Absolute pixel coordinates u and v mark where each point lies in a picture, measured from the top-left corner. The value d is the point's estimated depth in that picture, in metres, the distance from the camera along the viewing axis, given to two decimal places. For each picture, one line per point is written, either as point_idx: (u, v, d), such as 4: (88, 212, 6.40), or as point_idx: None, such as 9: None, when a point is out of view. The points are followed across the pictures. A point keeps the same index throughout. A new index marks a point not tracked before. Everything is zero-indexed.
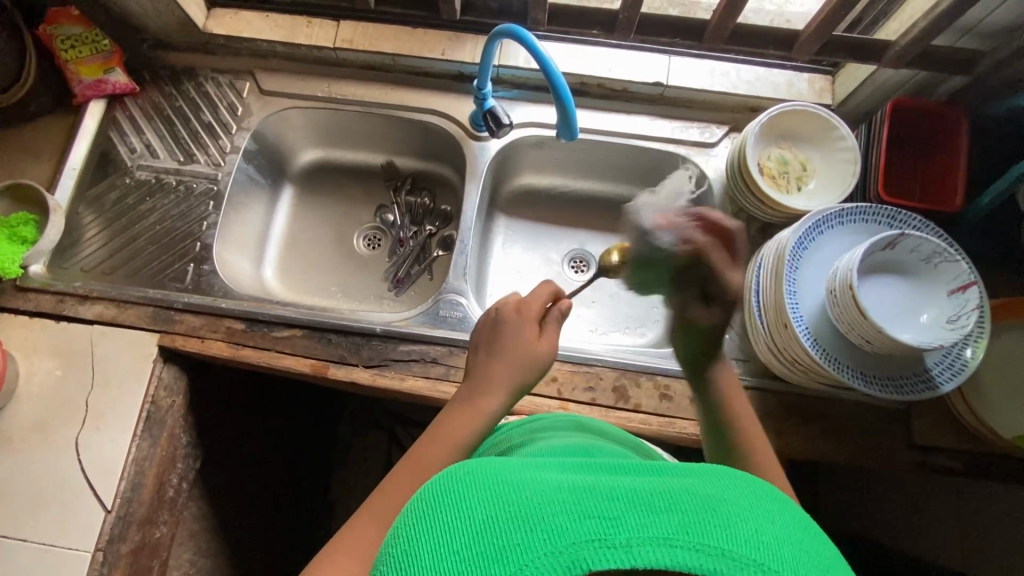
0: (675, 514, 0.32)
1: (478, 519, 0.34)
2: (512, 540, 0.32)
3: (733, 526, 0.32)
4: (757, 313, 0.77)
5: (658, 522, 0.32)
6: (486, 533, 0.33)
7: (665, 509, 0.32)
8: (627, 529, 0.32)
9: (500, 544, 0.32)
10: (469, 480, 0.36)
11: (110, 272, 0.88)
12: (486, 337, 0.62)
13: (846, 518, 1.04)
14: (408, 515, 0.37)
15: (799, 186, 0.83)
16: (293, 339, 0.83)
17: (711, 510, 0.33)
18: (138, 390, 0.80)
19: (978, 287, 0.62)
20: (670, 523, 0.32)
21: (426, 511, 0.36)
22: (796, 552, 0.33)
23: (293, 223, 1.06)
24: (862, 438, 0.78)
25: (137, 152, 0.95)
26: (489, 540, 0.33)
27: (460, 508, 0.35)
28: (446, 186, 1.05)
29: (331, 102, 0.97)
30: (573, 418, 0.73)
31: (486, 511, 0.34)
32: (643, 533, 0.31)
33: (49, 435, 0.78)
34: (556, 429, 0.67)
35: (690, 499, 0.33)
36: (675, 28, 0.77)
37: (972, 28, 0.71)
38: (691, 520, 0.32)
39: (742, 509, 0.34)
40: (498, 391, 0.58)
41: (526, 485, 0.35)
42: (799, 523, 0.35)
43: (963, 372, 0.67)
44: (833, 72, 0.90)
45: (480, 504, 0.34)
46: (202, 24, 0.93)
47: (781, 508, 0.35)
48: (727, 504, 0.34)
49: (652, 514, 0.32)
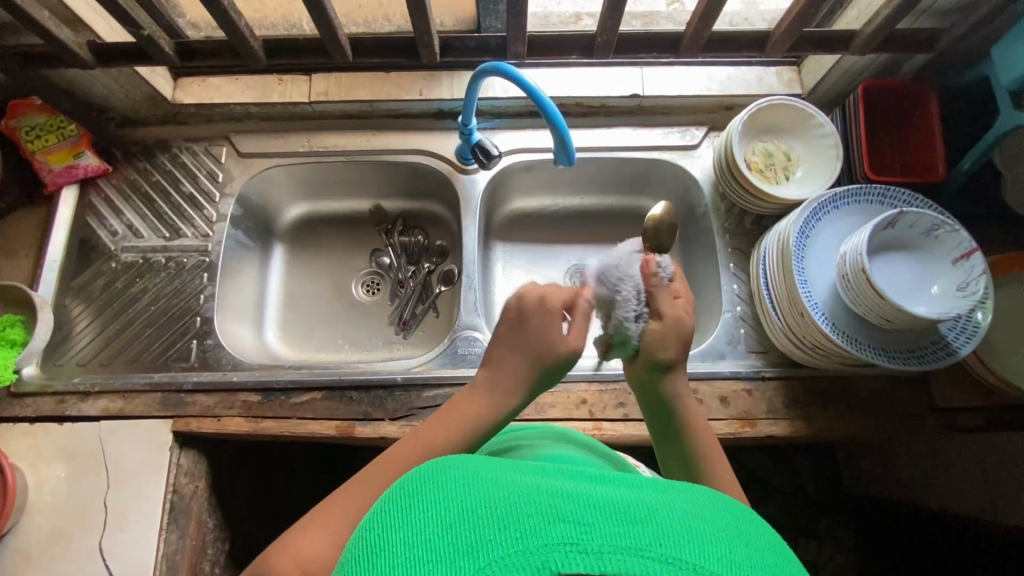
0: (650, 526, 0.32)
1: (455, 510, 0.33)
2: (486, 536, 0.31)
3: (706, 541, 0.32)
4: (771, 307, 0.78)
5: (632, 532, 0.31)
6: (460, 527, 0.32)
7: (641, 519, 0.32)
8: (600, 536, 0.31)
9: (472, 540, 0.31)
10: (452, 476, 0.36)
11: (108, 362, 0.85)
12: (512, 327, 0.58)
13: (879, 487, 1.06)
14: (385, 502, 0.36)
15: (786, 176, 0.86)
16: (313, 403, 0.81)
17: (685, 526, 0.32)
18: (158, 481, 0.77)
19: (980, 253, 0.65)
20: (644, 535, 0.31)
21: (404, 501, 0.35)
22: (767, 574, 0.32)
23: (288, 282, 1.03)
24: (888, 411, 0.80)
25: (119, 234, 0.92)
26: (462, 535, 0.31)
27: (438, 501, 0.34)
28: (439, 222, 1.05)
29: (313, 155, 0.96)
30: (561, 431, 0.72)
31: (462, 504, 0.33)
32: (615, 542, 0.30)
33: (69, 546, 0.74)
34: (544, 439, 0.66)
35: (669, 514, 0.33)
36: (649, 43, 0.79)
37: (928, 9, 0.74)
38: (665, 533, 0.31)
39: (716, 526, 0.33)
40: (515, 389, 0.56)
41: (504, 485, 0.34)
42: (767, 544, 0.35)
43: (977, 334, 0.69)
44: (798, 63, 0.94)
45: (458, 499, 0.34)
46: (171, 96, 0.91)
47: (755, 531, 0.35)
48: (701, 522, 0.33)
49: (626, 524, 0.31)
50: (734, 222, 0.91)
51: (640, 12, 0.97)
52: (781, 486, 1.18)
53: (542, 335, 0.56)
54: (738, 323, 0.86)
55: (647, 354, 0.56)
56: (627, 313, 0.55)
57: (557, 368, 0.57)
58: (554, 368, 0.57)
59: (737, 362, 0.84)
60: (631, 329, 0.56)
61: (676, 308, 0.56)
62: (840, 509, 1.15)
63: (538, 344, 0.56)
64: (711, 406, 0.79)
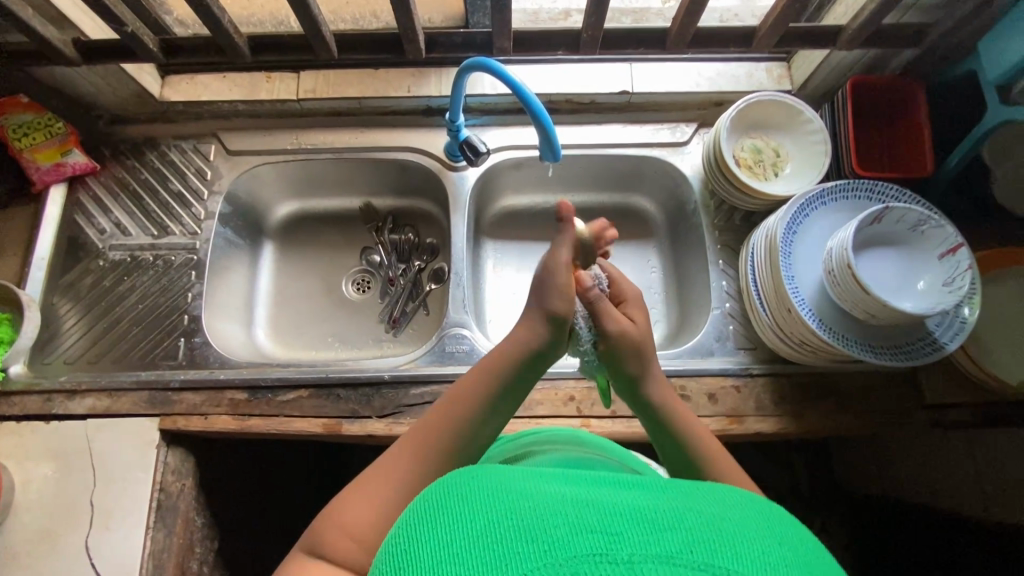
0: (679, 533, 0.31)
1: (480, 524, 0.33)
2: (515, 549, 0.31)
3: (736, 545, 0.31)
4: (759, 302, 0.78)
5: (661, 539, 0.31)
6: (487, 540, 0.32)
7: (669, 527, 0.32)
8: (629, 545, 0.30)
9: (500, 553, 0.31)
10: (475, 489, 0.36)
11: (95, 360, 0.85)
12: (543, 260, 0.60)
13: (872, 484, 1.06)
14: (409, 518, 0.36)
15: (775, 172, 0.86)
16: (301, 400, 0.81)
17: (715, 532, 0.32)
18: (144, 480, 0.77)
19: (966, 248, 0.65)
20: (674, 542, 0.31)
21: (428, 516, 0.35)
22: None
23: (278, 280, 1.03)
24: (877, 407, 0.80)
25: (107, 232, 0.92)
26: (491, 548, 0.31)
27: (464, 515, 0.34)
28: (429, 220, 1.05)
29: (302, 153, 0.96)
30: (571, 432, 0.72)
31: (488, 517, 0.33)
32: (645, 551, 0.30)
33: (56, 544, 0.74)
34: (553, 442, 0.66)
35: (697, 521, 0.32)
36: (637, 39, 0.78)
37: (915, 4, 0.74)
38: (695, 539, 0.31)
39: (747, 531, 0.33)
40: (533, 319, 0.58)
41: (529, 497, 0.35)
42: (802, 545, 0.34)
43: (964, 330, 0.68)
44: (787, 59, 0.93)
45: (483, 512, 0.34)
46: (159, 93, 0.91)
47: (789, 532, 0.34)
48: (732, 527, 0.33)
49: (655, 532, 0.31)
50: (723, 219, 0.91)
51: (630, 8, 0.96)
52: (775, 483, 1.17)
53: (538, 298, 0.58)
54: (727, 320, 0.86)
55: (610, 370, 0.61)
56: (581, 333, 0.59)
57: (535, 362, 0.58)
58: (535, 359, 0.58)
59: (726, 359, 0.83)
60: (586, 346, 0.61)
61: (610, 315, 0.58)
62: (833, 507, 1.14)
63: (524, 332, 0.58)
64: (699, 402, 0.79)
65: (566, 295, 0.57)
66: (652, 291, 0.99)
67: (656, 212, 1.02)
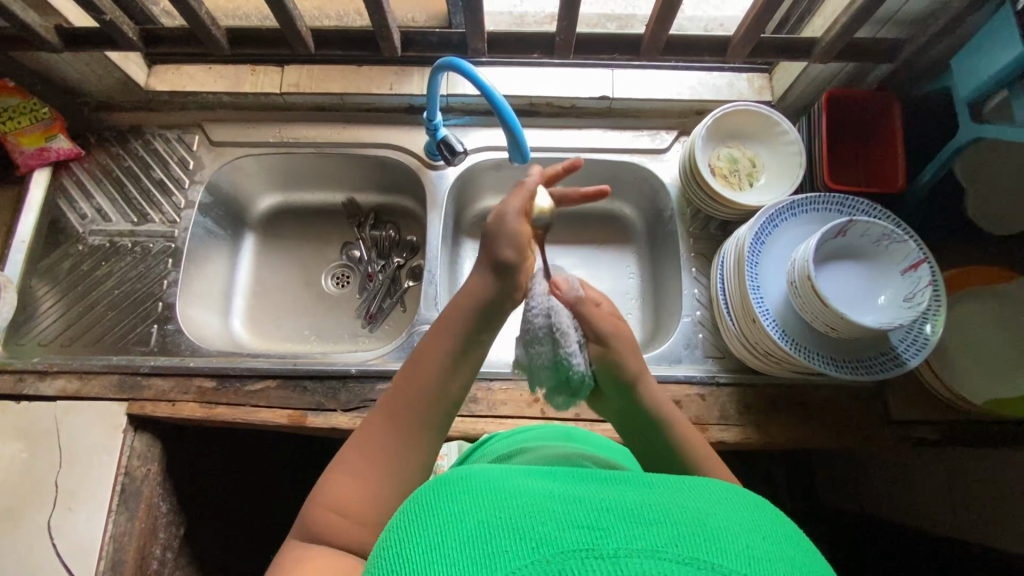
0: (665, 529, 0.33)
1: (470, 524, 0.34)
2: (503, 547, 0.33)
3: (721, 539, 0.32)
4: (727, 313, 0.78)
5: (646, 534, 0.32)
6: (477, 539, 0.34)
7: (654, 522, 0.33)
8: (615, 540, 0.32)
9: (489, 551, 0.33)
10: (465, 489, 0.38)
11: (69, 343, 0.86)
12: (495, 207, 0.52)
13: (845, 499, 1.05)
14: (401, 520, 0.38)
15: (750, 182, 0.86)
16: (267, 390, 0.81)
17: (701, 526, 0.33)
18: (109, 463, 0.77)
19: (927, 264, 0.65)
20: (658, 536, 0.32)
21: (419, 516, 0.37)
22: (787, 568, 0.32)
23: (257, 272, 1.04)
24: (844, 421, 0.79)
25: (88, 218, 0.93)
26: (480, 547, 0.33)
27: (454, 514, 0.36)
28: (410, 217, 1.05)
29: (284, 146, 0.97)
30: (565, 428, 0.72)
31: (478, 517, 0.35)
32: (630, 545, 0.31)
33: (16, 524, 0.74)
34: (542, 439, 0.66)
35: (683, 515, 0.34)
36: (613, 45, 0.79)
37: (891, 18, 0.74)
38: (680, 533, 0.32)
39: (731, 525, 0.34)
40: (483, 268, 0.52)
41: (516, 496, 0.36)
42: (790, 539, 0.35)
43: (927, 346, 0.68)
44: (770, 70, 0.94)
45: (473, 512, 0.35)
46: (144, 83, 0.93)
47: (775, 527, 0.36)
48: (715, 520, 0.34)
49: (640, 527, 0.33)
50: (699, 227, 0.91)
51: (616, 15, 0.97)
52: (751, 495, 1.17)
53: (486, 248, 0.51)
54: (697, 328, 0.86)
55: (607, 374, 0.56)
56: (570, 346, 0.52)
57: (485, 322, 0.53)
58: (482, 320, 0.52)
59: (693, 366, 0.83)
60: (580, 366, 0.53)
61: (603, 317, 0.55)
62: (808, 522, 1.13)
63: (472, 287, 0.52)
64: None
65: (520, 246, 0.50)
66: (627, 298, 1.00)
67: (636, 218, 1.02)
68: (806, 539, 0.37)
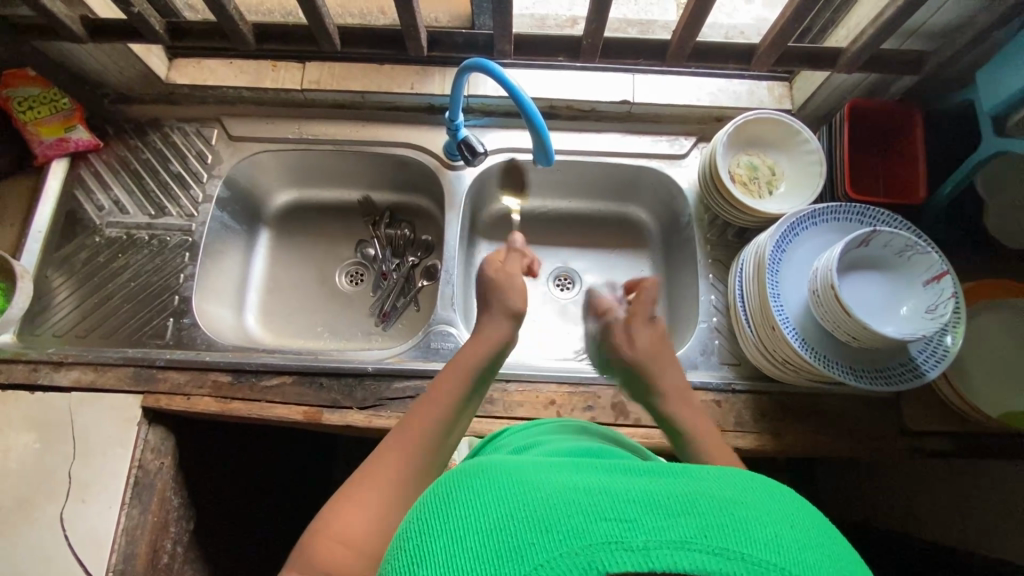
0: (695, 518, 0.33)
1: (493, 519, 0.34)
2: (529, 541, 0.33)
3: (751, 529, 0.33)
4: (745, 319, 0.79)
5: (676, 525, 0.33)
6: (502, 532, 0.34)
7: (683, 512, 0.33)
8: (644, 532, 0.32)
9: (513, 545, 0.33)
10: (487, 481, 0.37)
11: (85, 334, 0.86)
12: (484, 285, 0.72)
13: (853, 508, 1.05)
14: (421, 513, 0.37)
15: (769, 190, 0.86)
16: (283, 386, 0.81)
17: (732, 516, 0.34)
18: (123, 456, 0.77)
19: (950, 276, 0.65)
20: (688, 527, 0.33)
21: (440, 509, 0.36)
22: (817, 558, 0.33)
23: (271, 267, 1.04)
24: (859, 431, 0.79)
25: (105, 209, 0.93)
26: (503, 541, 0.33)
27: (475, 507, 0.35)
28: (425, 216, 1.05)
29: (303, 142, 0.97)
30: (579, 423, 0.72)
31: (500, 510, 0.35)
32: (661, 537, 0.32)
33: (31, 514, 0.74)
34: (548, 432, 0.67)
35: (711, 502, 0.34)
36: (638, 50, 0.79)
37: (916, 30, 0.75)
38: (709, 523, 0.33)
39: (760, 513, 0.35)
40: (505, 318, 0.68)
41: (540, 488, 0.36)
42: (816, 526, 0.36)
43: (946, 358, 0.69)
44: (789, 79, 0.94)
45: (496, 506, 0.35)
46: (165, 75, 0.92)
47: (802, 513, 0.36)
48: (744, 508, 0.35)
49: (669, 517, 0.33)
50: (716, 234, 0.91)
51: (635, 19, 0.97)
52: None
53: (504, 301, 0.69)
54: (713, 334, 0.86)
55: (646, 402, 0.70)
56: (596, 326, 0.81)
57: (492, 366, 0.67)
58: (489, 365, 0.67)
59: (709, 373, 0.83)
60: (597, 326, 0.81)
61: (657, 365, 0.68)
62: None
63: (493, 335, 0.67)
64: None
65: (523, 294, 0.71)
66: None
67: (652, 223, 1.03)
68: (829, 525, 0.37)
